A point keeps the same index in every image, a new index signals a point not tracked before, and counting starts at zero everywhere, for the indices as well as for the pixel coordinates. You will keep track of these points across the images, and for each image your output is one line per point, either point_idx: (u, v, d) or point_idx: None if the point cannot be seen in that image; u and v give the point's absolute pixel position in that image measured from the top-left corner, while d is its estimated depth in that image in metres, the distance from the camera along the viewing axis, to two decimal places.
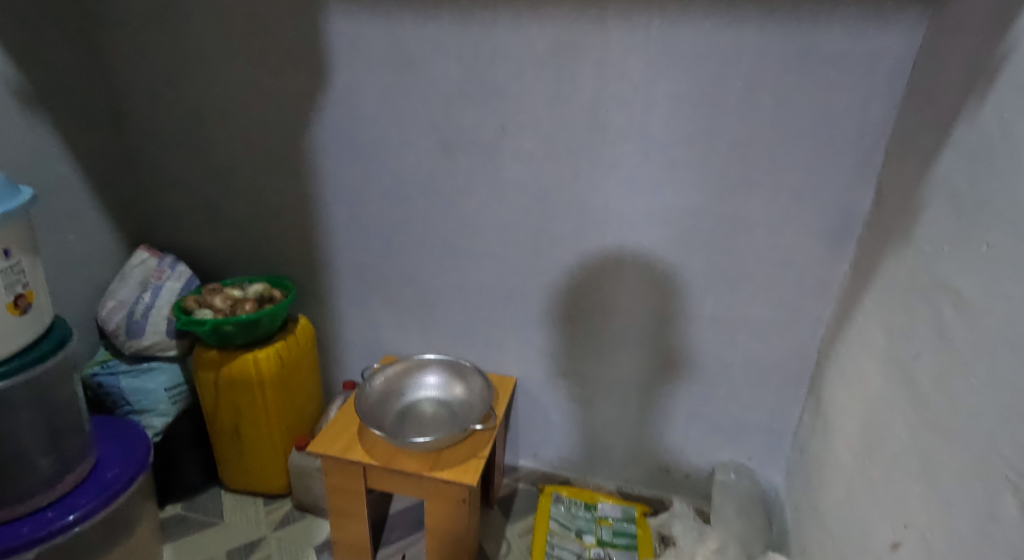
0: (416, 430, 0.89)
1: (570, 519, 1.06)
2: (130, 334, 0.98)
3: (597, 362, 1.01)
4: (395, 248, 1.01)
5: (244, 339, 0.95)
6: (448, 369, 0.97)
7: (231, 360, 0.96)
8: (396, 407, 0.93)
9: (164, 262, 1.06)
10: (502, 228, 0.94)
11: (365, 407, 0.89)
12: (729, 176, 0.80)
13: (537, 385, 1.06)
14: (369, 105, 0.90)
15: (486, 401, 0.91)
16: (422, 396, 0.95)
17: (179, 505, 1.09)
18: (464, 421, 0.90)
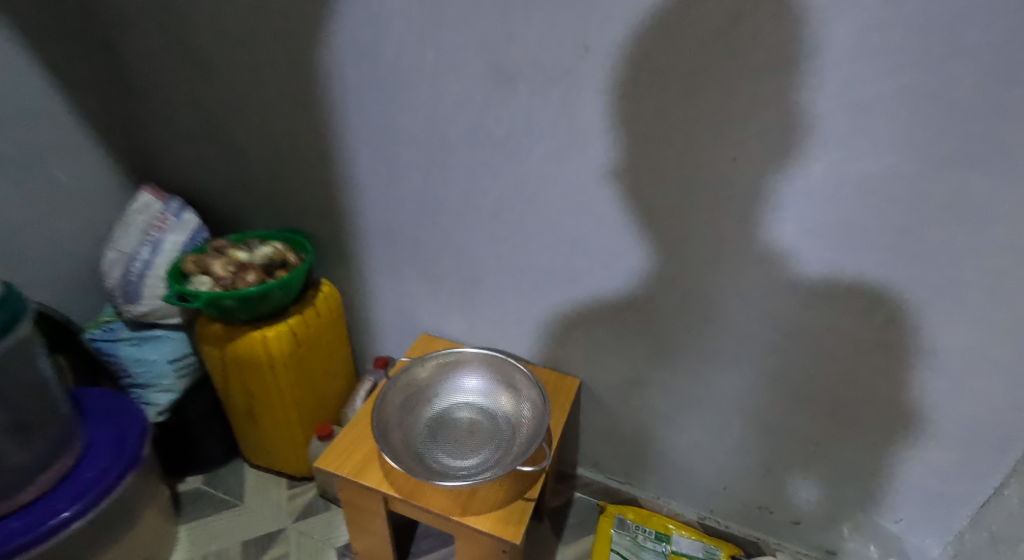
0: (449, 449, 0.71)
1: (637, 551, 0.89)
2: (126, 297, 0.83)
3: (689, 375, 0.76)
4: (433, 210, 0.78)
5: (248, 314, 0.78)
6: (493, 366, 0.76)
7: (236, 338, 0.79)
8: (427, 413, 0.75)
9: (167, 207, 0.86)
10: (573, 194, 0.68)
11: (386, 418, 0.70)
12: (948, 135, 0.50)
13: (607, 390, 0.84)
14: (397, 12, 0.64)
15: (538, 419, 0.70)
16: (459, 400, 0.76)
17: (200, 477, 0.99)
18: (510, 442, 0.71)
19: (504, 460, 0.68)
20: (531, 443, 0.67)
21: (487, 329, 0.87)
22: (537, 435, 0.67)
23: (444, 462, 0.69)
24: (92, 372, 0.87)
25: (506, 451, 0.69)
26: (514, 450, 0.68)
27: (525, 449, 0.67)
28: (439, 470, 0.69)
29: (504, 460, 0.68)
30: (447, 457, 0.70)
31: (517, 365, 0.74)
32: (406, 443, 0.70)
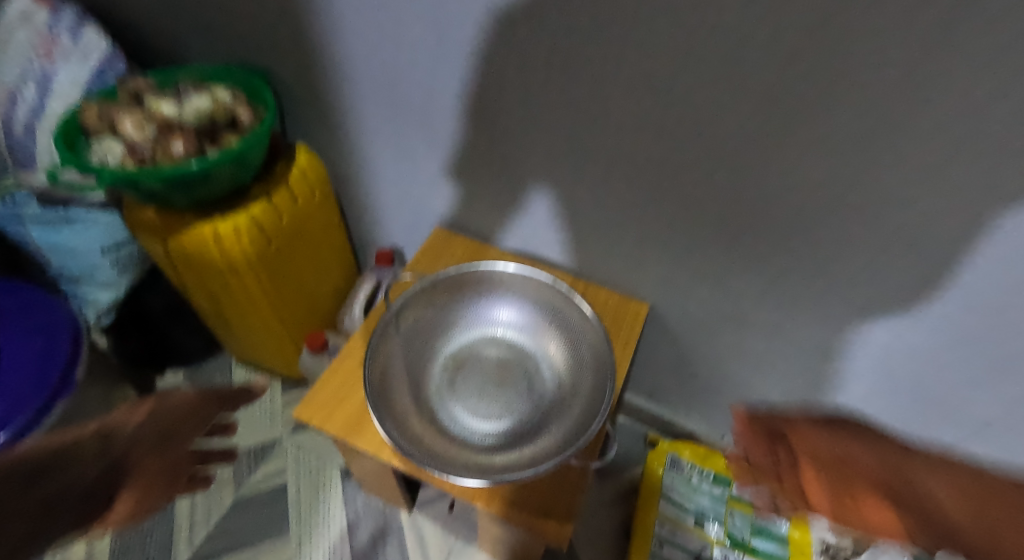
0: (472, 400, 0.53)
1: (690, 495, 0.74)
2: (17, 158, 0.60)
3: (808, 313, 0.55)
4: (454, 49, 0.50)
5: (189, 198, 0.54)
6: (535, 291, 0.56)
7: (179, 233, 0.56)
8: (443, 348, 0.56)
9: (59, 21, 0.57)
10: (692, 31, 0.39)
11: (387, 360, 0.52)
12: None
13: (684, 320, 0.64)
14: None
15: (597, 376, 0.51)
16: (486, 331, 0.58)
17: (182, 373, 0.83)
18: (554, 400, 0.53)
19: (546, 428, 0.51)
20: (586, 414, 0.49)
21: (525, 224, 0.64)
22: (596, 404, 0.49)
23: (465, 420, 0.52)
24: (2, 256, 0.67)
25: (549, 414, 0.52)
26: (563, 416, 0.51)
27: (578, 420, 0.49)
28: (459, 433, 0.51)
29: (547, 428, 0.51)
30: (469, 413, 0.52)
31: (571, 295, 0.54)
32: (414, 394, 0.52)
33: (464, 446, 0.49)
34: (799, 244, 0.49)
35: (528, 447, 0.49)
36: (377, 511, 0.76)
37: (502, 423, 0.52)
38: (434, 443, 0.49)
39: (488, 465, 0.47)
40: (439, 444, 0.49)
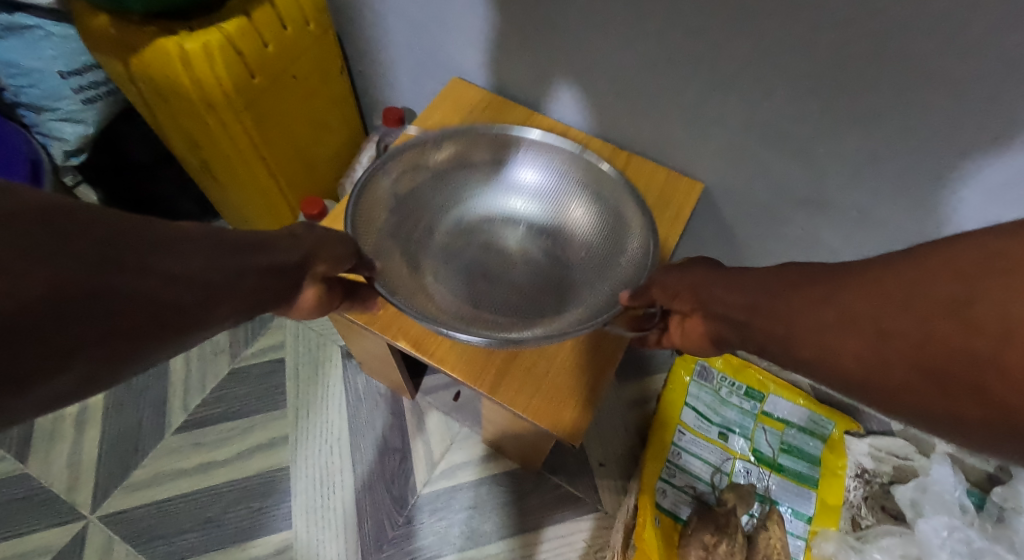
0: (471, 279, 0.45)
1: (716, 408, 0.67)
2: None
3: (900, 197, 0.44)
4: None
5: (145, 2, 0.44)
6: (564, 159, 0.47)
7: (140, 50, 0.46)
8: (446, 219, 0.47)
9: None
10: None
11: (381, 210, 0.43)
12: None
13: (743, 207, 0.53)
14: None
15: (628, 258, 0.43)
16: (500, 207, 0.48)
17: None
18: (575, 285, 0.44)
19: (563, 313, 0.42)
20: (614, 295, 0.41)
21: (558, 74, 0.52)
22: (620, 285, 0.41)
23: (467, 286, 0.44)
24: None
25: (567, 300, 0.43)
26: (584, 302, 0.43)
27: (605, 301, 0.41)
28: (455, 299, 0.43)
29: (564, 312, 0.42)
30: (468, 289, 0.44)
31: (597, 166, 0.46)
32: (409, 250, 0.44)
33: (461, 317, 0.41)
34: (917, 99, 0.37)
35: (540, 326, 0.41)
36: (377, 392, 0.71)
37: (506, 304, 0.43)
38: (426, 306, 0.40)
39: (491, 335, 0.39)
40: (431, 307, 0.40)
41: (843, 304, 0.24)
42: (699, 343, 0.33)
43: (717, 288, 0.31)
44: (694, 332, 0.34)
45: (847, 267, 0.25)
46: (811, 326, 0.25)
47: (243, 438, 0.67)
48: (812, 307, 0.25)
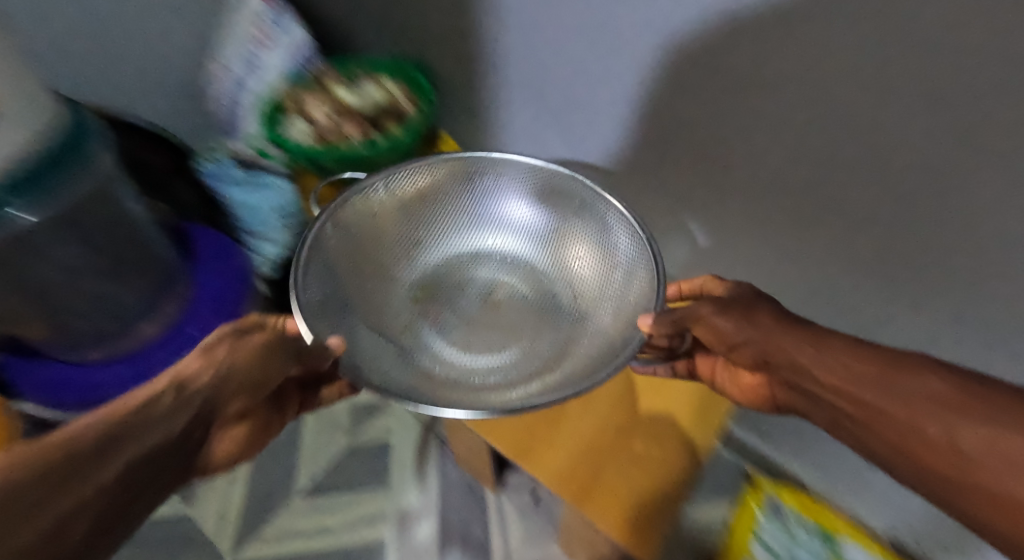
0: (462, 336, 0.52)
1: (789, 550, 0.61)
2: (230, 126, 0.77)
3: None
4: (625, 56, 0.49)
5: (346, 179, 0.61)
6: (538, 183, 0.53)
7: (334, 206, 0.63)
8: (409, 275, 0.54)
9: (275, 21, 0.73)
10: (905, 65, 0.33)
11: (340, 282, 0.48)
12: None
13: None
14: None
15: (628, 278, 0.48)
16: (444, 254, 0.56)
17: None
18: (561, 328, 0.52)
19: (546, 358, 0.49)
20: (611, 325, 0.47)
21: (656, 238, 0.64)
22: (636, 309, 0.45)
23: (446, 348, 0.51)
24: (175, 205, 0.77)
25: (550, 345, 0.51)
26: (575, 340, 0.50)
27: (603, 332, 0.47)
28: (433, 358, 0.49)
29: (557, 358, 0.49)
30: (455, 349, 0.51)
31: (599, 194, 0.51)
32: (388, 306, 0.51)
33: (459, 379, 0.47)
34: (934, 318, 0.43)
35: (532, 375, 0.48)
36: (464, 482, 0.80)
37: (495, 354, 0.50)
38: (411, 379, 0.44)
39: (506, 397, 0.44)
40: (431, 384, 0.45)
41: (904, 392, 0.32)
42: (755, 398, 0.43)
43: (804, 356, 0.36)
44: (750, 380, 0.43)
45: (963, 387, 0.30)
46: (922, 437, 0.30)
47: (350, 508, 0.78)
48: (924, 425, 0.30)
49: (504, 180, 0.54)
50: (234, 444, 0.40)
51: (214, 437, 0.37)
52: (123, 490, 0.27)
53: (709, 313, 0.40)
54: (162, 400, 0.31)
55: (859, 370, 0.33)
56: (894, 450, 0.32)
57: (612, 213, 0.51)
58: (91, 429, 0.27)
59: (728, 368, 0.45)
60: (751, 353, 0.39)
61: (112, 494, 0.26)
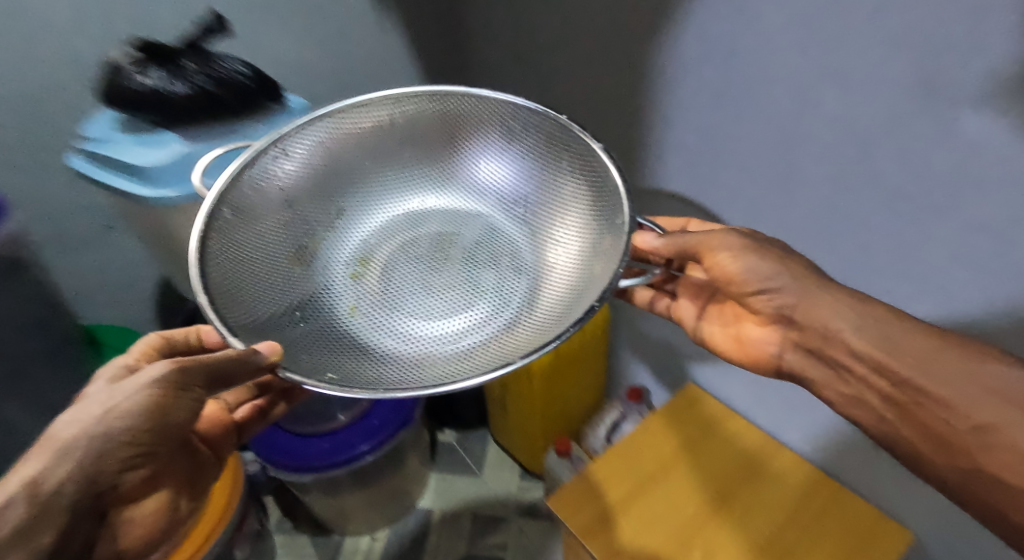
0: (409, 302, 0.53)
1: None
2: None
3: None
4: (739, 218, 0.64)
5: None
6: (479, 131, 0.57)
7: None
8: (344, 258, 0.57)
9: None
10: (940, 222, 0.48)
11: (244, 274, 0.49)
12: None
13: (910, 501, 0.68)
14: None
15: (600, 240, 0.49)
16: (394, 216, 0.60)
17: (454, 434, 1.05)
18: (515, 271, 0.54)
19: (511, 308, 0.50)
20: (580, 284, 0.47)
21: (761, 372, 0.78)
22: (602, 262, 0.46)
23: (396, 320, 0.51)
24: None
25: (508, 294, 0.52)
26: (533, 302, 0.50)
27: (568, 294, 0.48)
28: (386, 330, 0.51)
29: (513, 312, 0.50)
30: (400, 312, 0.52)
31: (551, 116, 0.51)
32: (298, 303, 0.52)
33: (413, 349, 0.49)
34: None
35: (495, 338, 0.48)
36: None
37: (451, 312, 0.52)
38: (355, 359, 0.47)
39: (462, 369, 0.44)
40: (369, 365, 0.47)
41: (938, 375, 0.38)
42: (745, 342, 0.52)
43: (882, 352, 0.40)
44: (769, 332, 0.49)
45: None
46: (990, 423, 0.36)
47: None
48: (996, 420, 0.35)
49: (434, 118, 0.56)
50: (149, 521, 0.50)
51: (117, 519, 0.48)
52: (81, 500, 0.40)
53: (732, 248, 0.45)
54: (123, 445, 0.40)
55: (905, 351, 0.39)
56: (888, 405, 0.41)
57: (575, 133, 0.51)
58: (63, 483, 0.38)
59: (731, 321, 0.53)
60: (773, 310, 0.46)
61: (78, 503, 0.39)
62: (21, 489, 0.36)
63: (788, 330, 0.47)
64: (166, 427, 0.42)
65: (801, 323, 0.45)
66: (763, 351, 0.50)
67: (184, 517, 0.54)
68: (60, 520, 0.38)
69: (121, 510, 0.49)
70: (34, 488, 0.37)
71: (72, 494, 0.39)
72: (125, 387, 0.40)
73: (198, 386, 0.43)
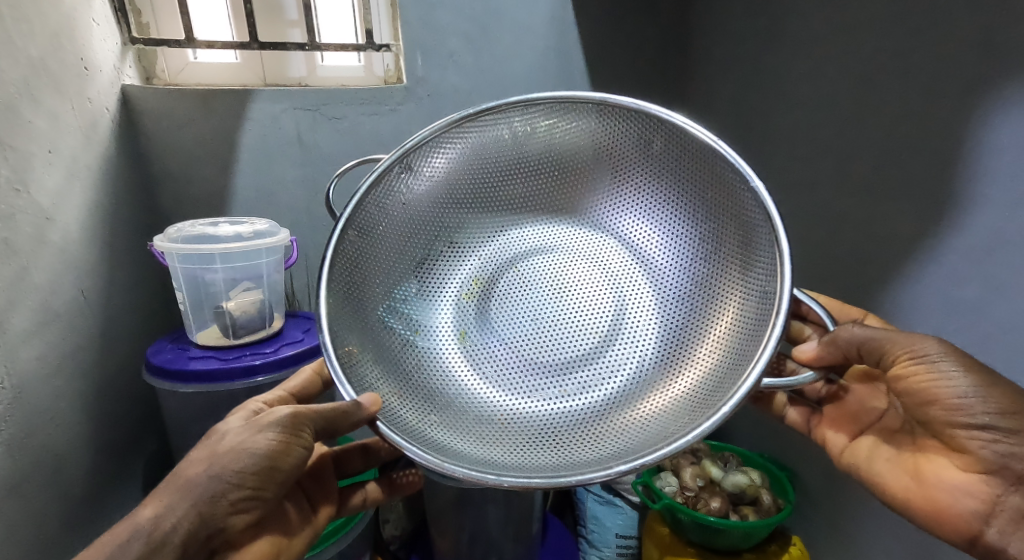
0: (524, 338, 0.64)
1: None
2: None
3: None
4: None
5: (698, 536, 0.81)
6: (610, 145, 0.64)
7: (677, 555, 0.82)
8: (461, 274, 0.69)
9: None
10: None
11: (362, 296, 0.62)
12: None
13: None
14: (993, 253, 0.63)
15: (719, 290, 0.59)
16: (507, 234, 0.70)
17: None
18: (622, 298, 0.65)
19: (620, 346, 0.63)
20: (700, 344, 0.58)
21: None
22: (736, 343, 0.54)
23: (506, 351, 0.64)
24: (564, 503, 1.12)
25: (618, 323, 0.64)
26: (638, 339, 0.63)
27: (682, 352, 0.59)
28: (502, 357, 0.64)
29: (620, 350, 0.62)
30: (515, 345, 0.64)
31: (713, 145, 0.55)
32: (411, 289, 0.67)
33: (528, 384, 0.62)
34: None
35: (603, 383, 0.61)
36: None
37: (566, 351, 0.63)
38: (481, 390, 0.62)
39: (583, 432, 0.57)
40: (483, 416, 0.60)
41: None
42: (897, 470, 0.60)
43: None
44: (974, 481, 0.54)
45: None
46: None
47: None
48: None
49: (560, 125, 0.63)
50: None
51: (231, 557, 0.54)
52: (192, 541, 0.49)
53: (934, 356, 0.54)
54: (232, 489, 0.51)
55: None
56: None
57: (733, 167, 0.55)
58: (178, 522, 0.48)
59: (907, 449, 0.60)
60: (990, 452, 0.52)
61: (190, 543, 0.49)
62: (147, 526, 0.48)
63: (1004, 485, 0.52)
64: (278, 469, 0.53)
65: (1019, 471, 0.51)
66: (958, 504, 0.54)
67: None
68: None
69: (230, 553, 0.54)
70: (155, 525, 0.48)
71: (184, 532, 0.49)
72: (251, 429, 0.53)
73: (307, 432, 0.55)
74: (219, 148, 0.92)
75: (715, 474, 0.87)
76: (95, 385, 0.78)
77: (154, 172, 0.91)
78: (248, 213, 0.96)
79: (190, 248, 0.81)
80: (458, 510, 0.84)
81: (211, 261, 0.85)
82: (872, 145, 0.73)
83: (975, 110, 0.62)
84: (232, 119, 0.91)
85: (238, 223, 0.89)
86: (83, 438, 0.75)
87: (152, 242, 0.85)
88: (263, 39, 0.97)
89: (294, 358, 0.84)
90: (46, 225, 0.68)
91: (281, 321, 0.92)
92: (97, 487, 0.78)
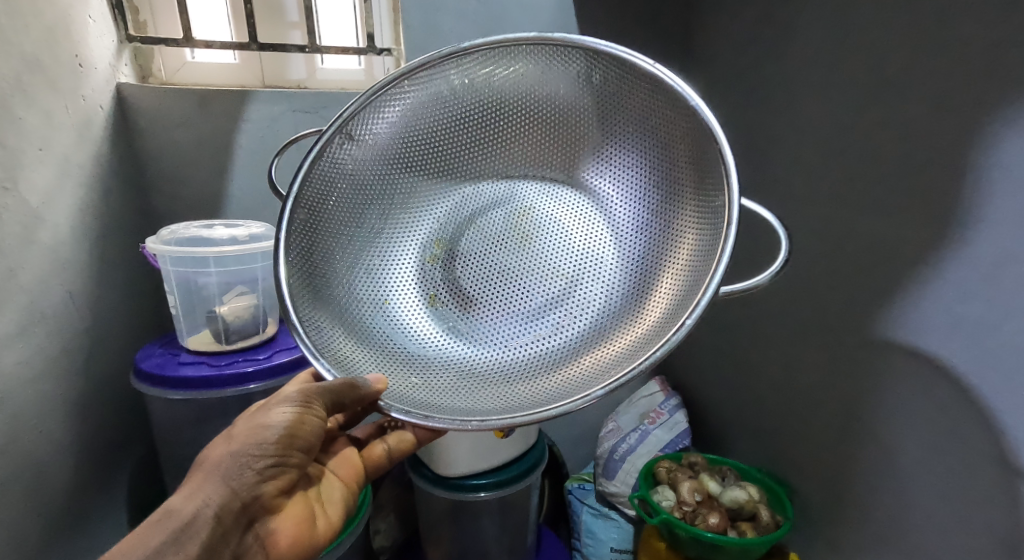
0: (491, 295, 0.64)
1: None
2: (605, 472, 0.99)
3: None
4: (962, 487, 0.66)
5: (696, 552, 0.80)
6: (549, 86, 0.63)
7: None
8: (424, 237, 0.67)
9: (666, 402, 0.99)
10: None
11: (324, 274, 0.61)
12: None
13: None
14: (991, 274, 0.63)
15: (676, 214, 0.58)
16: (465, 191, 0.68)
17: None
18: (585, 237, 0.64)
19: (586, 284, 0.62)
20: (663, 268, 0.57)
21: None
22: (695, 262, 0.53)
23: (472, 311, 0.63)
24: (558, 515, 1.12)
25: (583, 263, 0.63)
26: (603, 276, 0.62)
27: (643, 282, 0.59)
28: (470, 318, 0.63)
29: (588, 288, 0.62)
30: (480, 304, 0.63)
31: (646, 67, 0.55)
32: (372, 257, 0.65)
33: (498, 336, 0.61)
34: None
35: (574, 321, 0.60)
36: None
37: (533, 299, 0.62)
38: (449, 348, 0.61)
39: (561, 372, 0.56)
40: (455, 374, 0.59)
41: None
42: None
43: None
44: None
45: None
46: None
47: None
48: None
49: (500, 70, 0.62)
50: (293, 524, 0.56)
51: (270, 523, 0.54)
52: (227, 512, 0.49)
53: None
54: (257, 459, 0.51)
55: None
56: None
57: (673, 86, 0.54)
58: (209, 497, 0.48)
59: None
60: None
61: (225, 514, 0.48)
62: (178, 509, 0.47)
63: None
64: (297, 437, 0.54)
65: None
66: None
67: (323, 522, 0.59)
68: (205, 532, 0.46)
69: (267, 520, 0.53)
70: (186, 505, 0.47)
71: (217, 505, 0.48)
72: (267, 411, 0.53)
73: (319, 403, 0.55)
74: (215, 150, 0.90)
75: (712, 489, 0.86)
76: (82, 389, 0.76)
77: (148, 173, 0.89)
78: (243, 216, 0.95)
79: (182, 251, 0.79)
80: (453, 521, 0.83)
81: (205, 263, 0.83)
82: (875, 161, 0.73)
83: (979, 129, 0.62)
84: (229, 120, 0.90)
85: (233, 226, 0.88)
86: (68, 444, 0.73)
87: (145, 243, 0.84)
88: (262, 41, 0.95)
89: (285, 364, 0.82)
90: (36, 225, 0.66)
91: (274, 326, 0.90)
92: (83, 494, 0.76)
